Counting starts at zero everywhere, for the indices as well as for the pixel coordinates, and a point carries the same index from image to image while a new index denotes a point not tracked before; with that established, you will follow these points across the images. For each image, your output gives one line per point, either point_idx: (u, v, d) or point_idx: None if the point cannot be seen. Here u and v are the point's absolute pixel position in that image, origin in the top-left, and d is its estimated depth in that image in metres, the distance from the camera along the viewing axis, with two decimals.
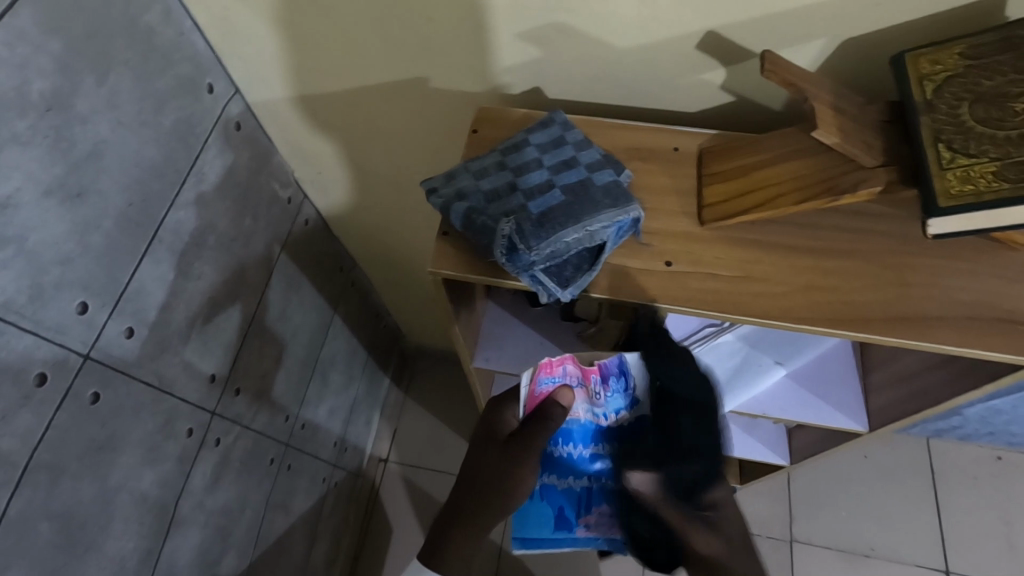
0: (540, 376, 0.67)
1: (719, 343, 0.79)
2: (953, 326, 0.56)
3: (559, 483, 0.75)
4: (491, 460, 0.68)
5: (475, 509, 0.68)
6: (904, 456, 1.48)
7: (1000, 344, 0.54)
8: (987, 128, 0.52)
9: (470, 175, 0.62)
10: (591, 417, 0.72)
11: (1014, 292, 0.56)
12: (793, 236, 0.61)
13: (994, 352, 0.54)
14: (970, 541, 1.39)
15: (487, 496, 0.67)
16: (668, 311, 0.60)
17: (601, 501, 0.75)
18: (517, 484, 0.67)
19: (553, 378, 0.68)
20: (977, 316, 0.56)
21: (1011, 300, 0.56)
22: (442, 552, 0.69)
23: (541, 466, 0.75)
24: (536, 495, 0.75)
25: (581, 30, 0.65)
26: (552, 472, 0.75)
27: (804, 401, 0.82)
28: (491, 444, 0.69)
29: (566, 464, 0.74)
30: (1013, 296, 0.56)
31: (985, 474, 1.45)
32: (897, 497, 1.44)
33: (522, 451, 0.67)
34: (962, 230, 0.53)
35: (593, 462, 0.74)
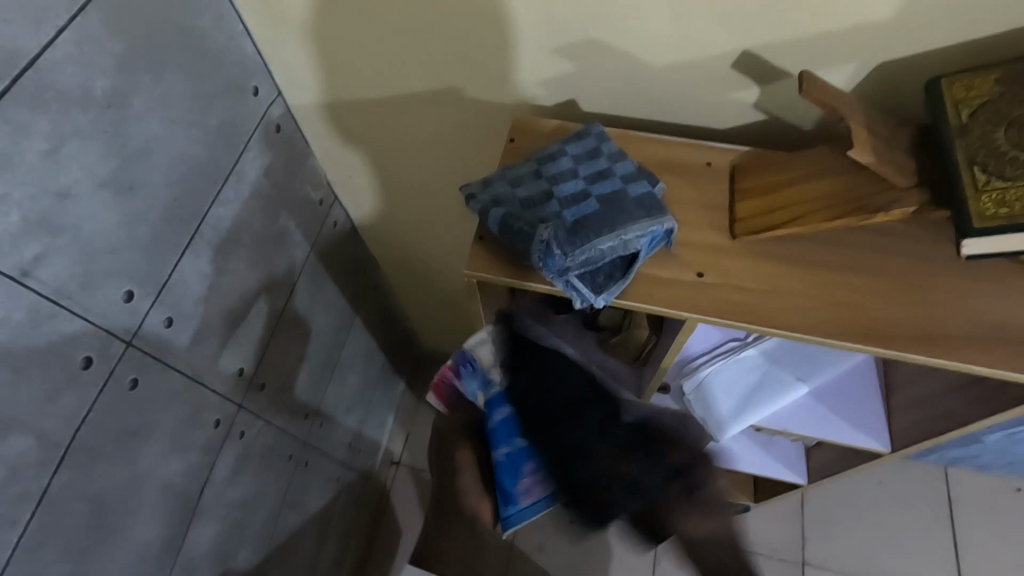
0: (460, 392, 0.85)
1: (743, 357, 0.78)
2: (982, 347, 0.56)
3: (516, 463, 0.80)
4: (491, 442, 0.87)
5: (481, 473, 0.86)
6: (919, 482, 1.47)
7: None
8: (1022, 153, 0.53)
9: (507, 182, 0.63)
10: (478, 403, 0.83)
11: None
12: (823, 253, 0.62)
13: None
14: (986, 572, 1.37)
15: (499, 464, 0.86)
16: (698, 321, 0.61)
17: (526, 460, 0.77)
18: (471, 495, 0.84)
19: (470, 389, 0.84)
20: (1009, 338, 0.56)
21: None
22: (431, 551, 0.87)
23: None
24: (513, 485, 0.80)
25: (618, 45, 0.67)
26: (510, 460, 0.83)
27: (825, 419, 0.81)
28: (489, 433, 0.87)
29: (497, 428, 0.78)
30: None
31: (1003, 504, 1.43)
32: (911, 523, 1.43)
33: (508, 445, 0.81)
34: (997, 249, 0.54)
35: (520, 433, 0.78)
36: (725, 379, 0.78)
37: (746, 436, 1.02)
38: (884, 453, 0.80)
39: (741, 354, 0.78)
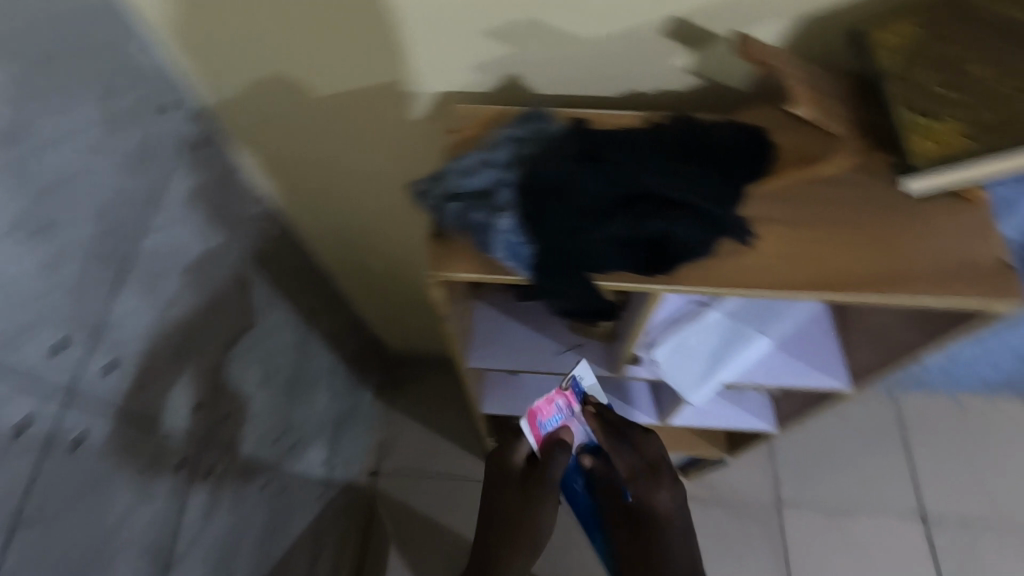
0: (537, 422, 0.83)
1: (707, 320, 0.80)
2: (932, 282, 0.56)
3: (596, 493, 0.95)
4: (519, 495, 0.87)
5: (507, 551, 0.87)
6: (879, 412, 1.59)
7: (976, 292, 0.55)
8: (946, 93, 0.56)
9: (458, 173, 0.60)
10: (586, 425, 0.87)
11: (985, 241, 0.58)
12: (765, 210, 0.60)
13: (975, 298, 0.55)
14: (946, 481, 1.52)
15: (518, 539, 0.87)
16: (663, 289, 0.58)
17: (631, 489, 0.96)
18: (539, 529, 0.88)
19: (551, 420, 0.84)
20: (957, 268, 0.57)
21: (987, 248, 0.57)
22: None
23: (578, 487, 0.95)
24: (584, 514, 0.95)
25: (545, 23, 0.66)
26: (587, 489, 0.95)
27: (791, 366, 0.84)
28: (512, 488, 0.88)
29: (592, 477, 0.95)
30: (986, 246, 0.57)
31: (951, 418, 1.59)
32: (877, 449, 1.56)
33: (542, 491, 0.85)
34: (936, 185, 0.58)
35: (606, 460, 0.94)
36: (691, 344, 0.79)
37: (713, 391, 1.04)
38: (846, 389, 0.83)
39: (704, 317, 0.80)
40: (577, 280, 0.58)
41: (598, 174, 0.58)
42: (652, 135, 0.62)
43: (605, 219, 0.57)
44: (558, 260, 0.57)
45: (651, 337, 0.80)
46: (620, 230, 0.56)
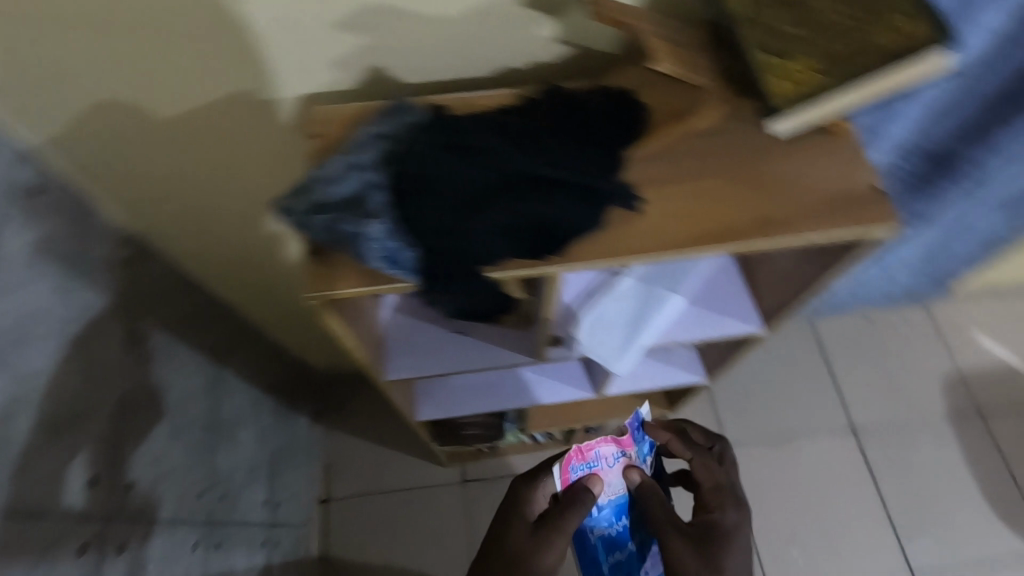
0: (572, 465, 0.92)
1: (620, 289, 0.79)
2: (814, 220, 0.57)
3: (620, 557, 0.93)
4: (530, 534, 0.87)
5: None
6: (799, 342, 1.71)
7: (854, 221, 0.56)
8: (795, 32, 0.57)
9: (321, 182, 0.55)
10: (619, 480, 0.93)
11: (855, 170, 0.59)
12: (646, 174, 0.59)
13: (855, 228, 0.56)
14: (864, 392, 1.66)
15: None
16: (559, 270, 0.55)
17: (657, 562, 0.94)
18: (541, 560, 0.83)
19: (586, 464, 0.92)
20: (833, 199, 0.58)
21: (858, 178, 0.59)
22: None
23: (604, 550, 0.94)
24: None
25: (394, 7, 0.61)
26: (614, 552, 0.94)
27: (706, 319, 0.85)
28: (524, 523, 0.88)
29: (618, 539, 0.94)
30: (856, 175, 0.59)
31: (861, 334, 1.73)
32: (801, 376, 1.68)
33: (555, 536, 0.84)
34: (799, 125, 0.58)
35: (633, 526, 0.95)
36: (609, 316, 0.78)
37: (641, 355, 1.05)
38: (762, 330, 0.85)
39: (617, 287, 0.79)
40: (464, 275, 0.53)
41: (472, 162, 0.55)
42: (524, 114, 0.60)
43: (485, 207, 0.54)
44: (444, 259, 0.53)
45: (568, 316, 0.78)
46: (502, 216, 0.53)
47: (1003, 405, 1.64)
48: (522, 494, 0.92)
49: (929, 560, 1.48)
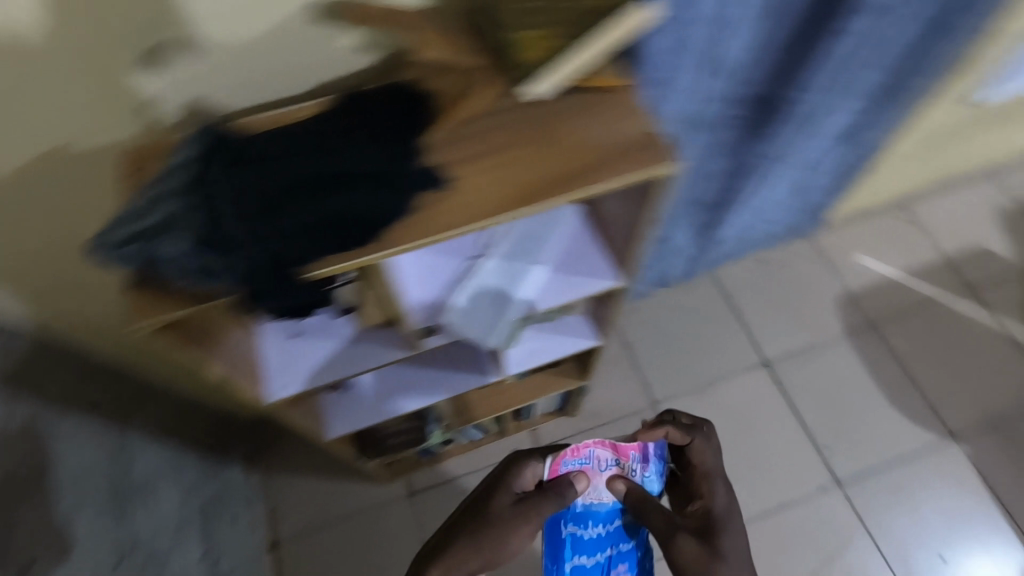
0: (564, 460, 1.05)
1: (485, 269, 0.83)
2: (600, 169, 0.63)
3: (586, 561, 1.06)
4: (505, 510, 0.98)
5: (456, 549, 0.94)
6: (703, 294, 1.82)
7: (634, 165, 0.62)
8: (534, 6, 0.64)
9: (129, 219, 0.58)
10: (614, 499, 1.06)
11: (631, 120, 0.65)
12: (446, 156, 0.64)
13: (637, 170, 0.62)
14: (768, 328, 1.78)
15: (486, 545, 0.94)
16: (379, 258, 0.60)
17: (618, 565, 1.08)
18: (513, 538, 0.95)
19: (575, 462, 1.05)
20: (614, 150, 0.63)
21: (636, 126, 0.65)
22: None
23: (573, 548, 1.07)
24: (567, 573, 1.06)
25: (184, 44, 0.64)
26: (581, 554, 1.07)
27: (569, 282, 0.87)
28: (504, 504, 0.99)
29: (591, 544, 1.06)
30: (633, 124, 0.65)
31: (757, 275, 1.85)
32: (710, 326, 1.79)
33: (527, 517, 0.96)
34: (558, 86, 0.63)
35: (609, 535, 1.07)
36: (475, 296, 0.83)
37: (533, 331, 1.08)
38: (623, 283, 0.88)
39: (481, 268, 0.83)
40: (287, 281, 0.58)
41: (272, 172, 0.59)
42: (320, 120, 0.64)
43: (289, 211, 0.58)
44: (257, 266, 0.57)
45: (437, 303, 0.81)
46: (307, 217, 0.58)
47: (891, 314, 1.80)
48: (510, 474, 1.04)
49: (851, 467, 1.59)
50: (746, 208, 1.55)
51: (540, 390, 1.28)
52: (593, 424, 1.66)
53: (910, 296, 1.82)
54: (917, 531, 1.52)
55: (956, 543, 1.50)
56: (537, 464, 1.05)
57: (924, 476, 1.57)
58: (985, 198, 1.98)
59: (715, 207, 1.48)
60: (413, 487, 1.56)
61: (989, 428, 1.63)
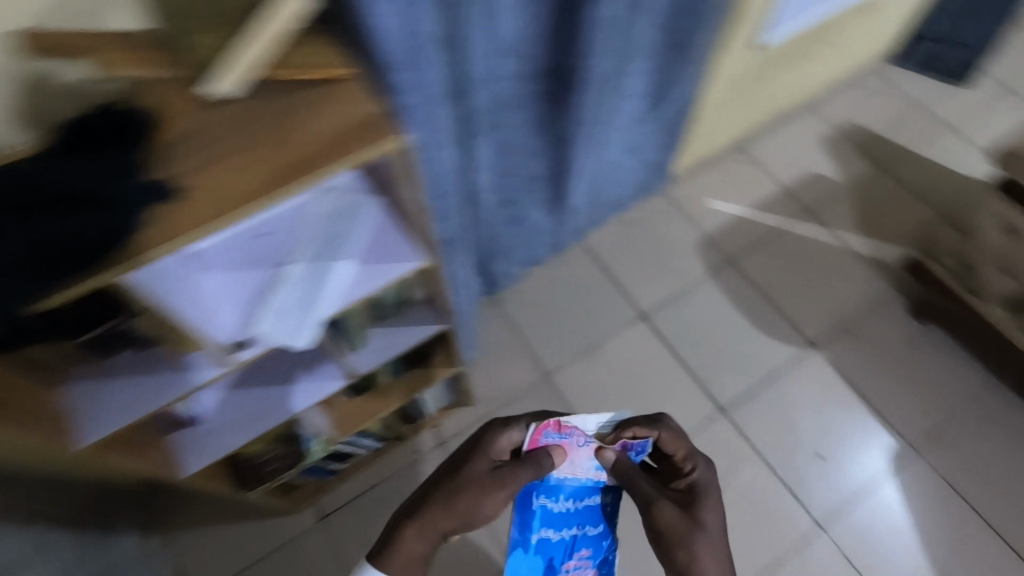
0: (546, 431, 1.07)
1: (291, 275, 0.84)
2: (329, 150, 0.68)
3: (551, 535, 1.10)
4: (484, 477, 1.02)
5: (432, 510, 1.02)
6: (575, 263, 1.91)
7: (358, 143, 0.68)
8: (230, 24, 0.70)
9: None
10: (588, 478, 1.10)
11: (356, 104, 0.70)
12: (178, 165, 0.66)
13: (362, 148, 0.67)
14: (639, 284, 1.89)
15: (458, 509, 1.00)
16: (121, 271, 0.62)
17: (581, 547, 1.11)
18: (488, 506, 1.00)
19: (558, 435, 1.07)
20: (340, 133, 0.68)
21: (359, 107, 0.70)
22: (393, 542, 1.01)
23: (540, 522, 1.10)
24: (532, 546, 1.09)
25: None
26: (549, 530, 1.10)
27: (374, 270, 0.92)
28: (484, 472, 1.03)
29: (558, 519, 1.11)
30: (358, 108, 0.70)
31: (620, 236, 1.96)
32: (586, 292, 1.87)
33: (500, 482, 1.00)
34: (243, 78, 0.66)
35: (576, 513, 1.12)
36: (286, 301, 0.83)
37: (376, 331, 1.12)
38: (424, 262, 0.95)
39: (287, 273, 0.84)
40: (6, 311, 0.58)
41: None
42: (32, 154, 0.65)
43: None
44: None
45: (246, 319, 0.82)
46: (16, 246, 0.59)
47: (744, 249, 1.95)
48: (488, 439, 1.07)
49: (730, 393, 1.72)
50: (582, 175, 1.58)
51: (409, 392, 1.31)
52: (491, 409, 1.72)
53: (759, 228, 1.99)
54: (794, 438, 1.65)
55: (828, 440, 1.65)
56: (516, 431, 1.08)
57: (792, 387, 1.72)
58: (810, 128, 2.18)
59: (551, 179, 1.54)
60: (326, 510, 1.58)
61: (842, 332, 1.80)
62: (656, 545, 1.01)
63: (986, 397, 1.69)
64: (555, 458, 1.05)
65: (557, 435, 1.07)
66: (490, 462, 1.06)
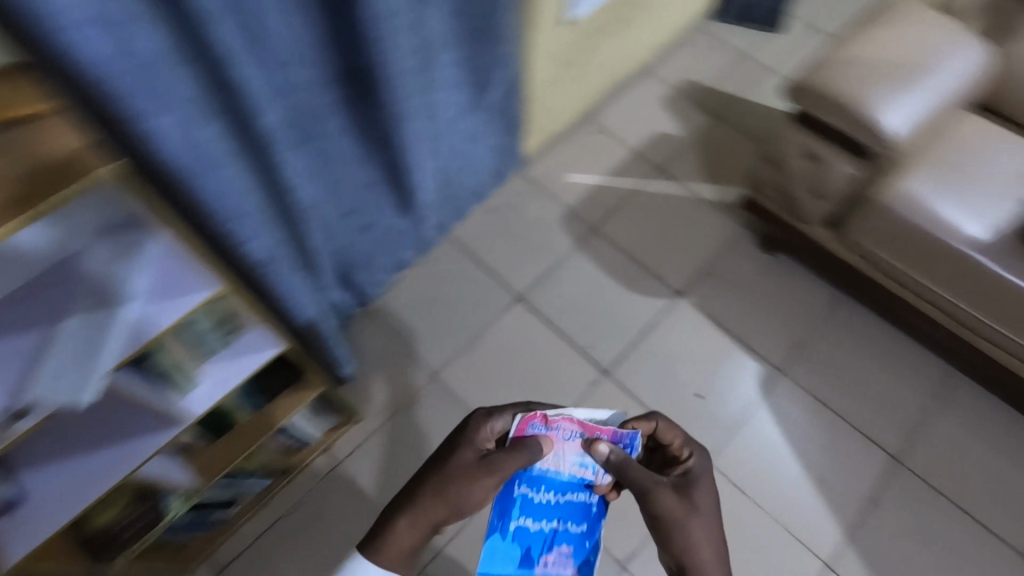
0: (532, 422, 1.08)
1: (61, 339, 0.80)
2: (34, 198, 0.65)
3: (529, 526, 1.07)
4: (474, 464, 1.05)
5: (424, 500, 1.05)
6: (444, 258, 1.92)
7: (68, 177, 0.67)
8: None
9: None
10: (576, 473, 1.09)
11: (60, 143, 0.70)
12: None
13: (75, 182, 0.67)
14: (510, 267, 1.92)
15: (450, 496, 1.04)
16: None
17: (561, 543, 1.08)
18: (479, 491, 1.03)
19: (544, 427, 1.08)
20: (44, 170, 0.67)
21: (69, 144, 0.70)
22: (385, 533, 1.04)
23: (520, 512, 1.08)
24: (510, 534, 1.07)
25: None
26: (529, 520, 1.08)
27: (161, 307, 0.89)
28: (474, 457, 1.06)
29: (538, 511, 1.08)
30: (63, 146, 0.70)
31: (484, 224, 1.99)
32: (460, 284, 1.89)
33: (489, 469, 1.03)
34: None
35: (559, 507, 1.09)
36: (62, 363, 0.78)
37: (207, 368, 1.07)
38: (216, 284, 0.91)
39: (57, 339, 0.81)
40: None
41: None
42: None
43: None
44: None
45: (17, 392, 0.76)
46: None
47: (605, 215, 2.03)
48: (472, 429, 1.09)
49: (610, 354, 1.79)
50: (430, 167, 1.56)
51: (269, 423, 1.27)
52: (381, 422, 1.69)
53: (616, 193, 2.07)
54: (674, 383, 1.74)
55: (706, 378, 1.75)
56: (501, 420, 1.10)
57: (667, 336, 1.81)
58: (650, 90, 2.30)
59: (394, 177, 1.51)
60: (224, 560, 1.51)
61: (704, 276, 1.91)
62: (655, 529, 1.05)
63: (836, 308, 1.84)
64: (545, 447, 1.06)
65: (543, 428, 1.08)
66: (481, 449, 1.08)
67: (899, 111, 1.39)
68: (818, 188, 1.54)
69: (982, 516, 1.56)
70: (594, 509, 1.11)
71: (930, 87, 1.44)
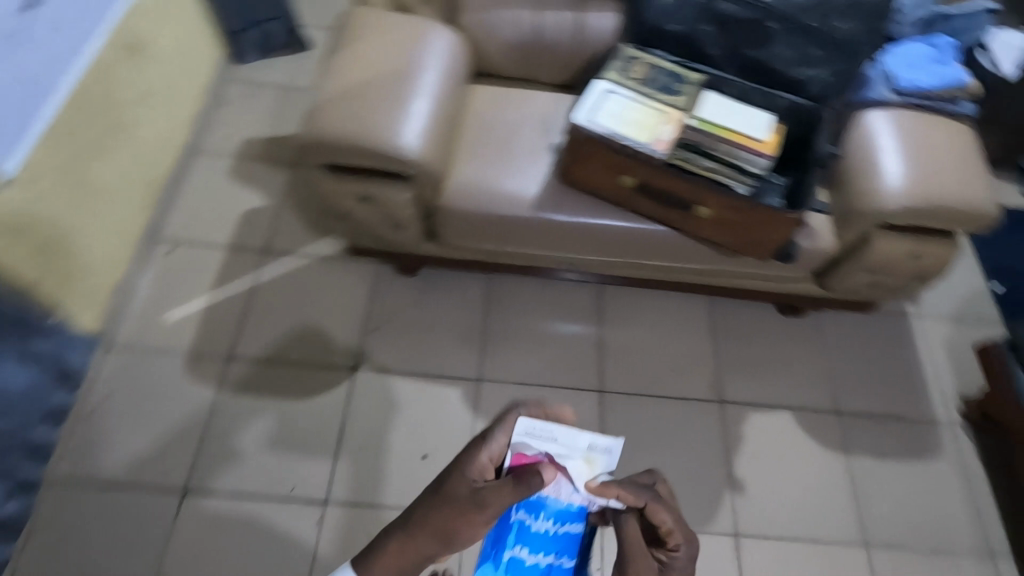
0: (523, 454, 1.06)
1: None
2: None
3: (528, 557, 1.07)
4: (459, 497, 1.01)
5: (418, 527, 1.03)
6: (61, 507, 1.50)
7: None
8: None
9: None
10: (573, 507, 1.07)
11: None
12: None
13: None
14: (153, 463, 1.56)
15: (438, 527, 1.01)
16: None
17: None
18: (463, 528, 0.99)
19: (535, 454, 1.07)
20: None
21: None
22: (367, 562, 1.02)
23: (517, 540, 1.08)
24: (504, 563, 1.07)
25: None
26: (527, 549, 1.07)
27: None
28: (466, 486, 1.02)
29: (535, 542, 1.07)
30: None
31: (92, 435, 1.58)
32: (100, 524, 1.49)
33: (478, 504, 0.98)
34: None
35: (556, 539, 1.08)
36: None
37: None
38: None
39: None
40: None
41: None
42: None
43: None
44: None
45: None
46: None
47: (233, 334, 1.74)
48: (468, 457, 1.05)
49: (319, 481, 1.58)
50: None
51: None
52: None
53: (234, 302, 1.78)
54: (396, 459, 1.62)
55: (423, 435, 1.66)
56: (496, 445, 1.06)
57: (364, 419, 1.66)
58: (213, 169, 2.03)
59: None
60: None
61: (370, 334, 1.78)
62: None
63: (496, 290, 1.88)
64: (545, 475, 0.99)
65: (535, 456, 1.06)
66: (479, 478, 1.03)
67: (412, 123, 1.35)
68: (394, 218, 1.46)
69: (675, 391, 1.79)
70: (585, 542, 1.12)
71: (428, 85, 1.42)
